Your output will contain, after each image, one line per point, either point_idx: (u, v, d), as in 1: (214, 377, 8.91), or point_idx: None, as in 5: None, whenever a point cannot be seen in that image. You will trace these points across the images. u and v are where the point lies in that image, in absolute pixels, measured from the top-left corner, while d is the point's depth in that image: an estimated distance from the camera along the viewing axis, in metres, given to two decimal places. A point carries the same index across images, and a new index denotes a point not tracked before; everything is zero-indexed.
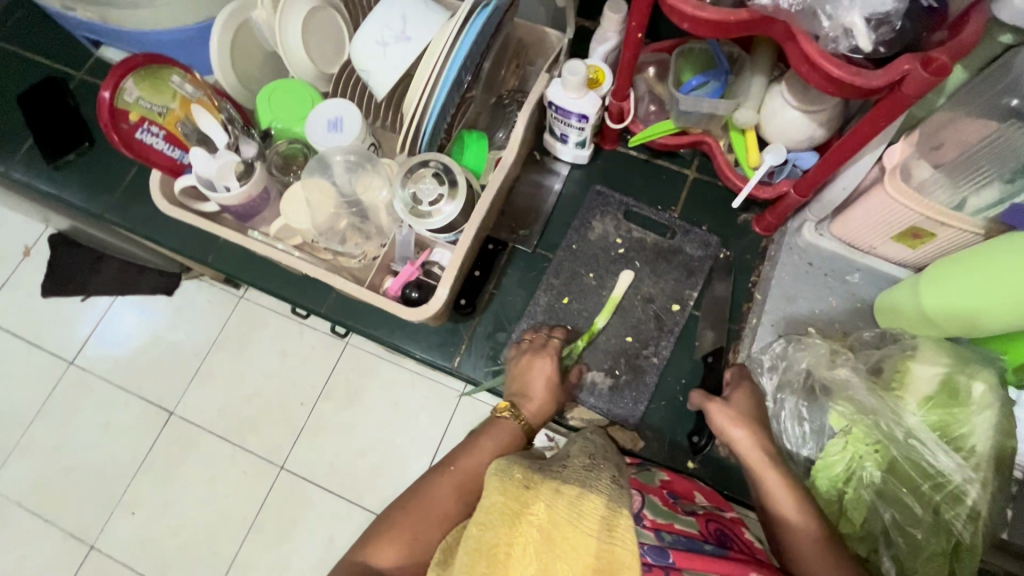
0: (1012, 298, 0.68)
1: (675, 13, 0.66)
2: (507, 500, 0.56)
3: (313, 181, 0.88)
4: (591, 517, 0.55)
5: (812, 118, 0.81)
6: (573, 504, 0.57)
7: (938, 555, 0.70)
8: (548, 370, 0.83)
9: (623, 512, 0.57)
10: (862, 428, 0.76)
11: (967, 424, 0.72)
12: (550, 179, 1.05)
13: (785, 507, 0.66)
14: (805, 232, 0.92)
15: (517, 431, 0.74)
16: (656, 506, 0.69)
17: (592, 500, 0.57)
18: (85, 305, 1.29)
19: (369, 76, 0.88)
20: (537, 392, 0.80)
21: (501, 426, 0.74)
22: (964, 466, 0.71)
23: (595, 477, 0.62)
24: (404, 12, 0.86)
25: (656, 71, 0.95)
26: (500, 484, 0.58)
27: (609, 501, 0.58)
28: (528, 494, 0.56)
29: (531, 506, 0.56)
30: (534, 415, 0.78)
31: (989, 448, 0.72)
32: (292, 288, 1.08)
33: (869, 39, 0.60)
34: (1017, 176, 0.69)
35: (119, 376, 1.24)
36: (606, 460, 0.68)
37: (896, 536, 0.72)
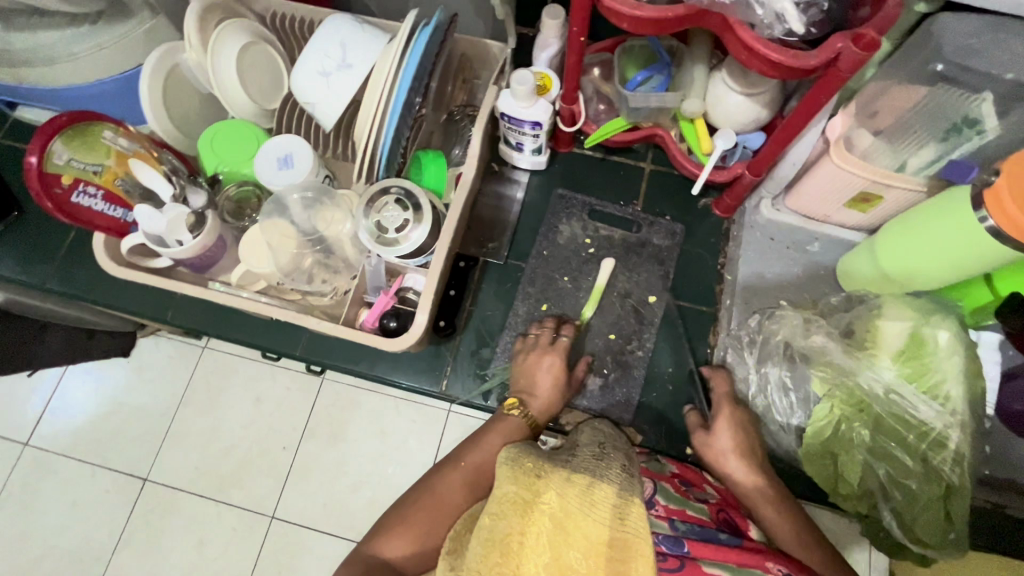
0: (963, 249, 0.72)
1: (615, 14, 0.68)
2: (519, 489, 0.58)
3: (272, 223, 0.85)
4: (601, 505, 0.57)
5: (755, 100, 0.84)
6: (584, 492, 0.58)
7: (933, 501, 0.74)
8: (557, 369, 0.83)
9: (634, 500, 0.59)
10: (844, 388, 0.79)
11: (939, 371, 0.76)
12: (511, 189, 1.05)
13: (771, 516, 0.66)
14: (762, 209, 0.96)
15: (520, 427, 0.75)
16: (669, 494, 0.69)
17: (602, 488, 0.59)
18: (33, 379, 1.20)
19: (315, 110, 0.87)
20: (541, 390, 0.81)
21: (505, 421, 0.75)
22: (943, 412, 0.74)
23: (605, 466, 0.63)
24: (342, 41, 0.84)
25: (600, 72, 0.96)
26: (512, 474, 0.59)
27: (619, 489, 0.59)
28: (539, 484, 0.59)
29: (542, 495, 0.58)
30: (539, 412, 0.79)
31: (961, 391, 0.75)
32: (260, 336, 1.04)
33: (800, 21, 0.64)
34: (950, 135, 0.73)
35: (82, 449, 1.16)
36: (616, 448, 0.68)
37: (893, 489, 0.77)
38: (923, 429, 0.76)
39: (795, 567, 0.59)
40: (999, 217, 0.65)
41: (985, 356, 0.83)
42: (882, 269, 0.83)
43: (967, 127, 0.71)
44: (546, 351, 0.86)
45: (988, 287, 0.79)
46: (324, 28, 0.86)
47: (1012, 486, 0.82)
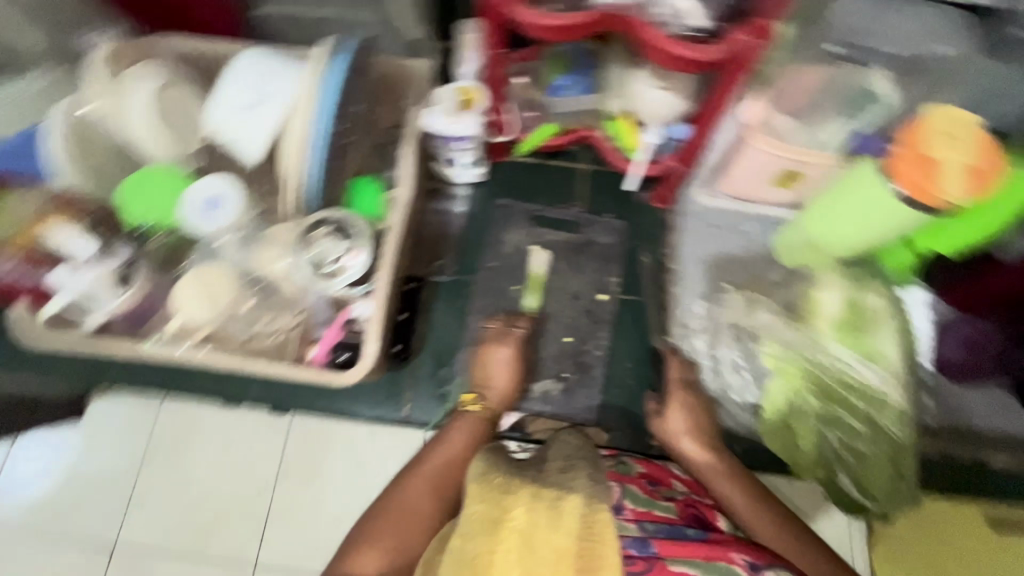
0: (884, 216, 0.73)
1: (526, 26, 0.69)
2: (487, 507, 0.58)
3: (204, 269, 0.82)
4: (572, 516, 0.57)
5: (673, 94, 0.85)
6: (552, 506, 0.58)
7: (882, 460, 0.79)
8: (511, 359, 0.83)
9: (602, 506, 0.59)
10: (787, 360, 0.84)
11: (872, 334, 0.82)
12: (451, 205, 1.04)
13: (722, 489, 0.68)
14: (699, 198, 0.98)
15: (478, 423, 0.76)
16: (637, 496, 0.68)
17: (571, 499, 0.59)
18: None
19: (240, 148, 0.85)
20: (495, 380, 0.81)
21: (466, 420, 0.76)
22: (882, 374, 0.80)
23: (572, 476, 0.63)
24: (259, 76, 0.83)
25: (525, 80, 0.93)
26: (479, 493, 0.59)
27: (589, 497, 0.59)
28: (508, 501, 0.59)
29: (510, 512, 0.57)
30: (495, 404, 0.80)
31: (893, 350, 0.81)
32: (212, 385, 1.02)
33: (702, 17, 0.67)
34: (855, 111, 0.76)
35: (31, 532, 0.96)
36: (583, 456, 0.67)
37: (846, 454, 0.80)
38: (868, 392, 0.80)
39: (756, 556, 0.61)
40: (904, 182, 0.66)
41: (914, 313, 0.88)
42: (814, 244, 0.86)
43: (865, 103, 0.76)
44: (496, 341, 0.85)
45: (908, 249, 0.82)
46: (237, 65, 0.85)
47: (949, 431, 0.88)
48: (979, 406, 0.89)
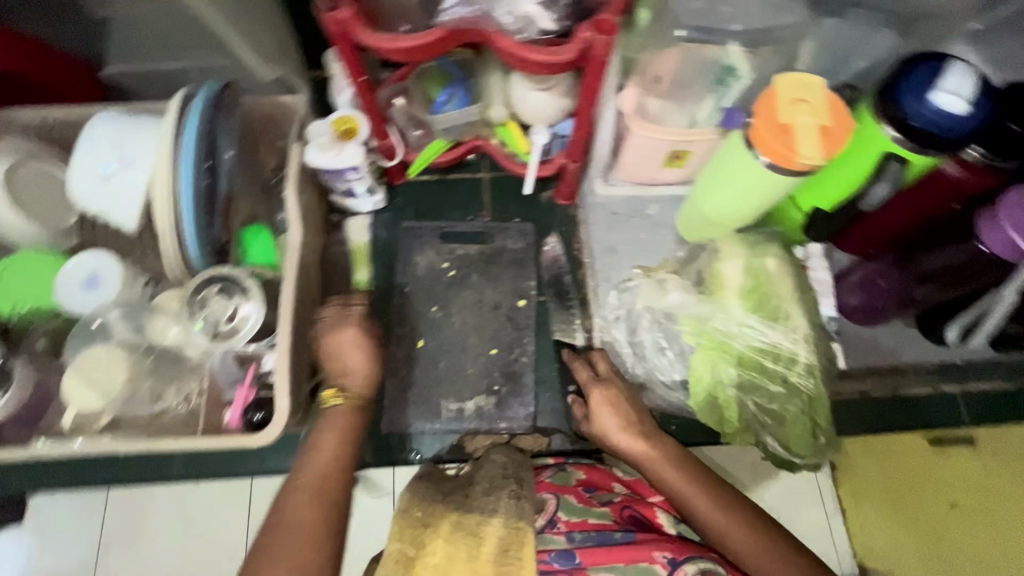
0: (763, 185, 0.76)
1: (381, 50, 0.68)
2: (404, 545, 0.61)
3: (89, 354, 0.76)
4: (490, 541, 0.60)
5: (551, 93, 0.86)
6: (471, 533, 0.61)
7: (799, 417, 0.81)
8: (361, 340, 0.77)
9: (523, 527, 0.61)
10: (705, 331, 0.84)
11: (775, 295, 0.84)
12: (357, 235, 1.02)
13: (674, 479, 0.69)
14: (597, 189, 1.00)
15: (348, 415, 0.72)
16: (571, 506, 0.68)
17: (491, 525, 0.61)
18: None
19: (112, 216, 0.79)
20: (353, 364, 0.76)
21: (336, 416, 0.72)
22: (786, 333, 0.82)
23: (495, 498, 0.65)
24: (116, 139, 0.79)
25: (405, 100, 0.93)
26: (397, 530, 0.63)
27: (507, 523, 0.61)
28: (425, 534, 0.62)
29: (428, 546, 0.61)
30: (362, 388, 0.75)
31: (795, 305, 0.84)
32: (124, 471, 0.92)
33: (548, 19, 0.67)
34: (719, 85, 0.79)
35: None
36: (509, 475, 0.69)
37: (763, 418, 0.83)
38: (777, 352, 0.82)
39: (677, 551, 0.62)
40: (765, 151, 0.69)
41: (813, 266, 0.92)
42: (709, 219, 0.88)
43: (728, 77, 0.78)
44: (348, 322, 0.78)
45: (794, 207, 0.85)
46: (88, 133, 0.80)
47: (864, 371, 0.93)
48: (887, 341, 0.94)
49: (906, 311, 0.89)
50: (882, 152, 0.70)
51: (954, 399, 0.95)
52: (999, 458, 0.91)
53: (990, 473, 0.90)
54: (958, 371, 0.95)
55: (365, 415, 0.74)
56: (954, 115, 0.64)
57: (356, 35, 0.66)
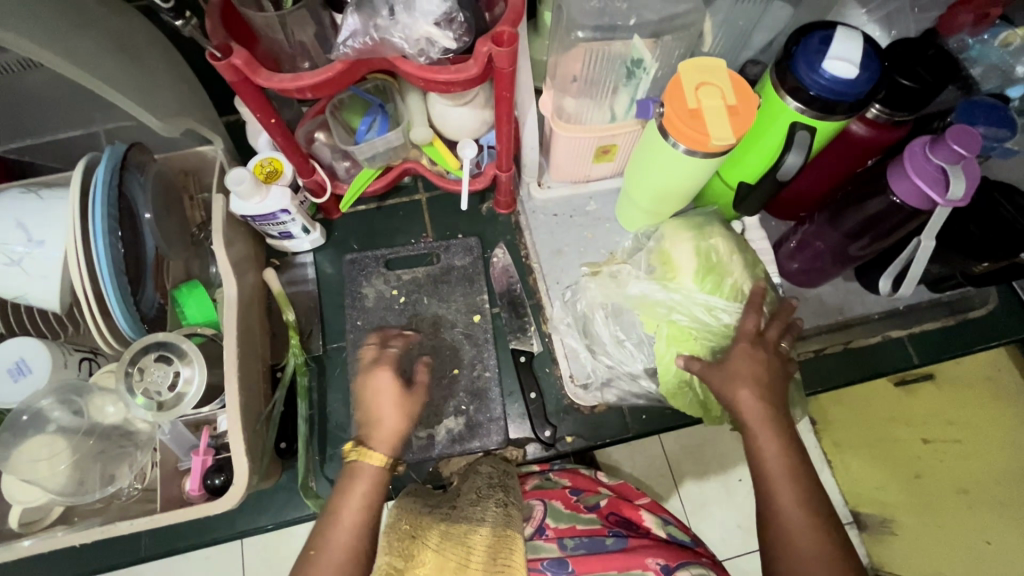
0: (682, 172, 0.78)
1: (286, 91, 0.66)
2: (393, 557, 0.56)
3: (22, 448, 0.72)
4: (479, 550, 0.59)
5: (470, 107, 0.87)
6: (460, 541, 0.60)
7: None
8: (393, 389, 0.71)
9: (511, 534, 0.59)
10: (653, 319, 0.82)
11: (729, 274, 0.82)
12: (301, 276, 1.00)
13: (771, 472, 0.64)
14: (534, 193, 0.99)
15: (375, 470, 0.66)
16: (558, 512, 0.68)
17: (479, 533, 0.61)
18: None
19: (29, 299, 0.76)
20: (384, 414, 0.69)
21: (361, 473, 0.65)
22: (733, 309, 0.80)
23: (482, 508, 0.64)
24: (18, 219, 0.75)
25: (326, 134, 0.93)
26: (386, 544, 0.57)
27: (496, 530, 0.60)
28: (414, 546, 0.58)
29: (417, 557, 0.57)
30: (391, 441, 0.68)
31: (743, 279, 0.82)
32: (86, 561, 0.85)
33: (447, 37, 0.66)
34: (630, 75, 0.81)
35: None
36: (493, 485, 0.69)
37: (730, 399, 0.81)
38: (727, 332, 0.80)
39: (671, 557, 0.62)
40: (682, 140, 0.71)
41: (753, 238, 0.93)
42: (645, 209, 0.90)
43: (637, 69, 0.80)
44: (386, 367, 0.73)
45: (723, 182, 0.86)
46: None
47: (821, 329, 0.95)
48: (834, 299, 0.95)
49: (846, 267, 0.91)
50: (788, 124, 0.72)
51: (902, 341, 0.99)
52: (950, 385, 1.05)
53: (944, 402, 1.04)
54: (904, 317, 0.97)
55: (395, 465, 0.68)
56: (848, 81, 0.66)
57: (255, 79, 0.64)
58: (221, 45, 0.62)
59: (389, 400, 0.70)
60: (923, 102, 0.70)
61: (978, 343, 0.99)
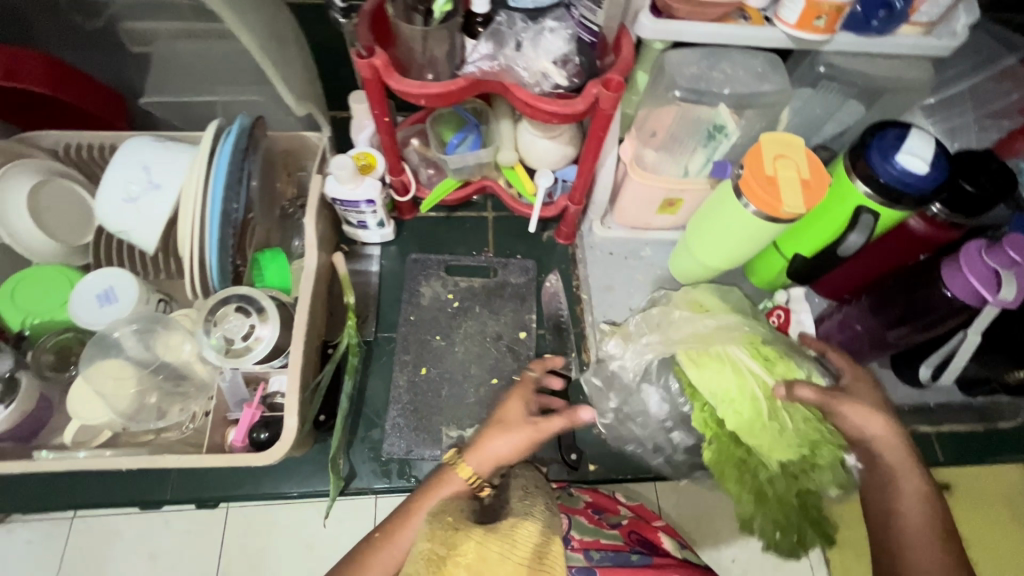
0: (748, 229, 0.82)
1: (408, 95, 0.74)
2: (435, 545, 0.55)
3: (98, 365, 0.78)
4: (523, 546, 0.56)
5: (558, 141, 0.94)
6: (505, 534, 0.57)
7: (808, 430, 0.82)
8: (524, 398, 0.75)
9: (554, 538, 0.60)
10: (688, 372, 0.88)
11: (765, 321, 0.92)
12: (366, 266, 1.06)
13: (908, 534, 0.66)
14: (595, 229, 1.06)
15: (456, 483, 0.68)
16: (582, 525, 0.71)
17: (524, 529, 0.58)
18: None
19: (130, 236, 0.83)
20: (507, 419, 0.72)
21: (448, 482, 0.68)
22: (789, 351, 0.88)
23: (529, 505, 0.64)
24: (145, 163, 0.83)
25: (420, 141, 1.03)
26: (431, 532, 0.56)
27: (543, 530, 0.59)
28: (457, 536, 0.56)
29: (460, 546, 0.55)
30: (486, 465, 0.69)
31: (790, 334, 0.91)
32: (116, 491, 0.90)
33: (561, 75, 0.75)
34: (710, 140, 0.88)
35: None
36: (538, 488, 0.69)
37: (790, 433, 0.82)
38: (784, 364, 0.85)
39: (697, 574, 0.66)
40: (754, 201, 0.77)
41: (797, 310, 0.96)
42: (704, 264, 0.94)
43: (718, 133, 0.87)
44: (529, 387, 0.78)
45: (777, 252, 0.91)
46: (120, 154, 0.84)
47: None
48: None
49: (883, 353, 0.95)
50: (855, 206, 0.78)
51: (930, 439, 0.99)
52: (969, 503, 0.98)
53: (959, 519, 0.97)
54: (932, 413, 1.00)
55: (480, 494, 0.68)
56: (918, 175, 0.73)
57: (387, 80, 0.73)
58: (367, 47, 0.72)
59: (498, 429, 0.71)
60: (980, 209, 0.75)
61: (1005, 455, 1.00)
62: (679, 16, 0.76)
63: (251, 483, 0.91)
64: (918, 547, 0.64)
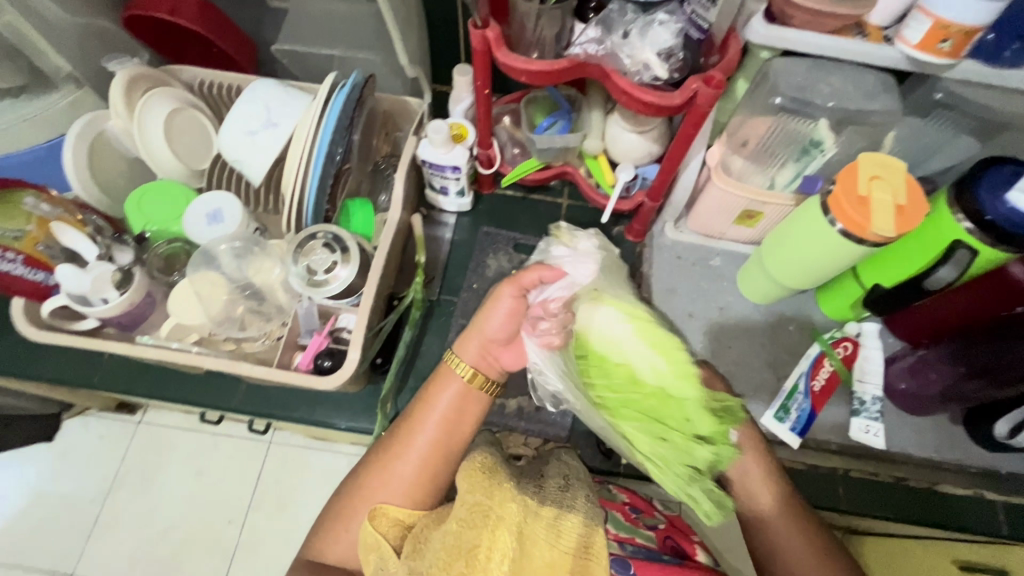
0: (838, 244, 0.79)
1: (511, 70, 0.77)
2: (486, 501, 0.59)
3: (200, 275, 0.87)
4: (568, 536, 0.59)
5: (646, 137, 0.95)
6: (552, 522, 0.59)
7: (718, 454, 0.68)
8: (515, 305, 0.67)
9: (597, 528, 0.61)
10: (607, 350, 0.72)
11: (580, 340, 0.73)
12: (441, 231, 1.12)
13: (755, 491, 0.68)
14: (667, 232, 1.06)
15: (461, 391, 0.68)
16: (619, 522, 0.73)
17: (570, 520, 0.60)
18: None
19: (242, 166, 0.92)
20: (494, 326, 0.68)
21: (447, 383, 0.68)
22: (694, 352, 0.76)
23: (570, 496, 0.63)
24: (266, 102, 0.91)
25: (512, 120, 1.08)
26: (487, 487, 0.60)
27: (586, 521, 0.61)
28: (500, 497, 0.59)
29: (502, 509, 0.58)
30: (481, 362, 0.69)
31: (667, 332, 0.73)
32: (193, 391, 1.02)
33: (663, 68, 0.76)
34: (803, 156, 0.87)
35: (9, 545, 1.11)
36: (580, 479, 0.68)
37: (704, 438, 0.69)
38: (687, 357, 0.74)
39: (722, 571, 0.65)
40: (841, 219, 0.76)
41: (867, 346, 0.93)
42: (778, 280, 0.93)
43: (814, 149, 0.86)
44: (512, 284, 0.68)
45: (855, 281, 0.90)
46: (250, 91, 0.92)
47: (925, 463, 0.93)
48: (933, 434, 0.94)
49: (954, 406, 0.89)
50: (952, 239, 0.76)
51: (992, 505, 0.95)
52: None
53: None
54: (1006, 483, 0.94)
55: (475, 399, 0.69)
56: None
57: (495, 53, 0.77)
58: (484, 19, 0.77)
59: (486, 316, 0.68)
60: None
61: None
62: (793, 24, 0.76)
63: (304, 412, 1.00)
64: (752, 485, 0.68)
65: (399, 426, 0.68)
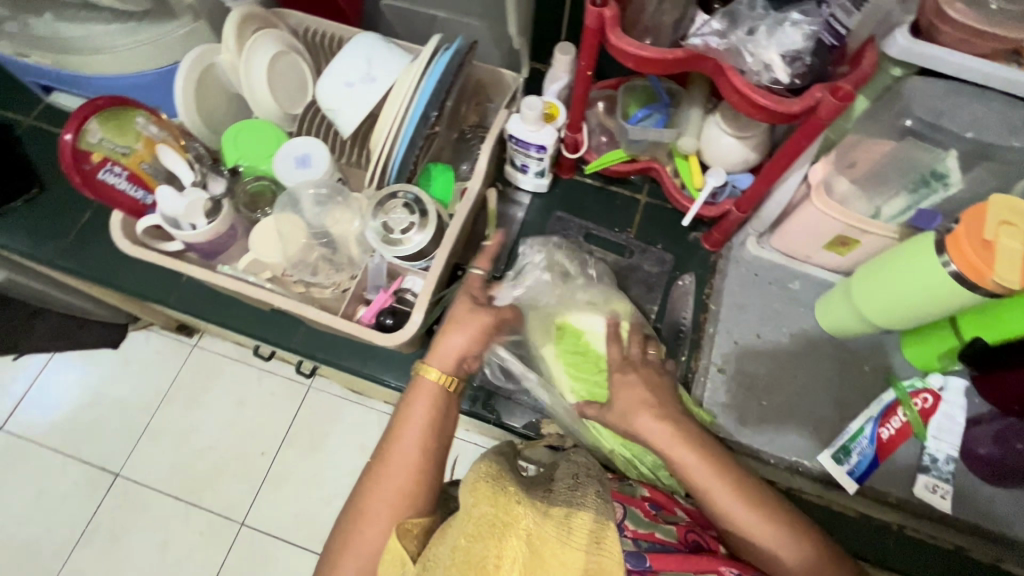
0: (938, 283, 0.73)
1: (621, 53, 0.74)
2: (497, 510, 0.57)
3: (284, 216, 0.91)
4: (579, 534, 0.56)
5: (745, 143, 0.90)
6: (561, 522, 0.57)
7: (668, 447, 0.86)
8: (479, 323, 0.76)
9: (608, 525, 0.58)
10: (585, 348, 0.89)
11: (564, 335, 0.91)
12: (513, 209, 1.11)
13: (734, 511, 0.61)
14: (748, 245, 1.02)
15: (436, 396, 0.72)
16: (638, 518, 0.68)
17: (581, 517, 0.58)
18: (53, 362, 1.26)
19: (336, 116, 0.93)
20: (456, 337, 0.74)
21: (420, 392, 0.72)
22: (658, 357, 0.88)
23: (580, 494, 0.62)
24: (369, 56, 0.92)
25: (605, 106, 1.05)
26: (491, 496, 0.58)
27: (597, 515, 0.58)
28: (509, 504, 0.57)
29: (511, 513, 0.56)
30: (451, 368, 0.73)
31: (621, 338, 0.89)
32: (256, 326, 1.06)
33: (785, 72, 0.71)
34: (919, 186, 0.80)
35: (65, 436, 1.21)
36: (589, 476, 0.67)
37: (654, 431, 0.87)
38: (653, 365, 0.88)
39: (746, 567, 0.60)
40: (960, 261, 0.69)
41: (950, 401, 0.87)
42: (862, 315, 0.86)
43: (933, 180, 0.79)
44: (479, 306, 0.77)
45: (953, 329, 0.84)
46: (351, 44, 0.93)
47: (997, 538, 0.85)
48: (1010, 507, 0.86)
49: None
50: None
51: None
52: None
53: None
54: None
55: (447, 401, 0.72)
56: None
57: (608, 34, 0.74)
58: None
59: (454, 327, 0.75)
60: None
61: None
62: (941, 42, 0.69)
63: (355, 364, 1.02)
64: (772, 542, 0.60)
65: (383, 440, 0.70)
